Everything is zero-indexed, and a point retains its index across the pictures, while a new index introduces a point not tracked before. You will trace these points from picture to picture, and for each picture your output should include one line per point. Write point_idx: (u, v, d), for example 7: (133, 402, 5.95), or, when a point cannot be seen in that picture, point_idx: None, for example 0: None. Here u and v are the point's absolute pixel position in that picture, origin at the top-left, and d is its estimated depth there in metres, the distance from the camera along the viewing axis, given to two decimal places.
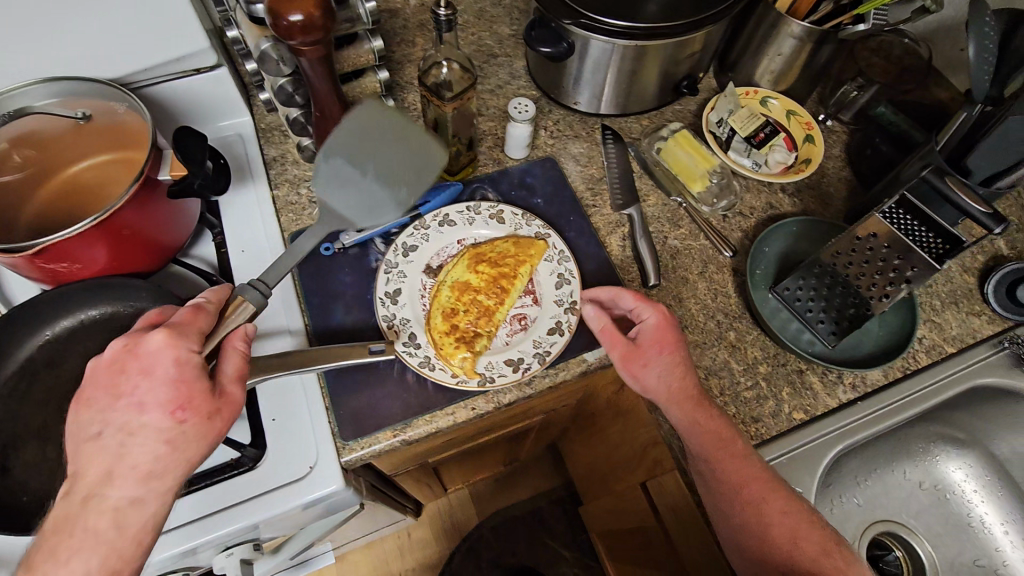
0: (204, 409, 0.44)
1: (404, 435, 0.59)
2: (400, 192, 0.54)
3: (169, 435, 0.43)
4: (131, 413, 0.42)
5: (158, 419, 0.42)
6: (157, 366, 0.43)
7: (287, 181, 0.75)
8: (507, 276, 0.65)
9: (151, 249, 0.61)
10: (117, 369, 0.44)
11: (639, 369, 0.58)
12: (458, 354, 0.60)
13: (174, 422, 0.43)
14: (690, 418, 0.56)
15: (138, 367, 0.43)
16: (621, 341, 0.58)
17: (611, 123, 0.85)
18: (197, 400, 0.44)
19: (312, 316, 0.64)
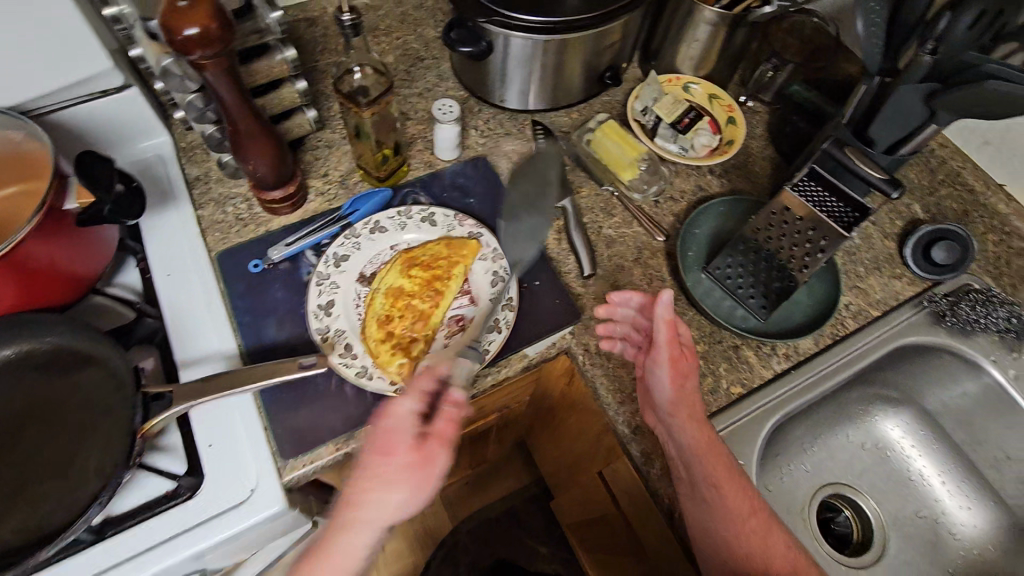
0: (414, 477, 0.49)
1: (347, 448, 0.58)
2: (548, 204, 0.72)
3: (378, 503, 0.48)
4: (362, 480, 0.49)
5: (375, 488, 0.48)
6: (387, 437, 0.49)
7: (212, 201, 0.73)
8: (440, 277, 0.65)
9: (64, 281, 0.58)
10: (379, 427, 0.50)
11: (679, 376, 0.58)
12: (396, 360, 0.60)
13: (384, 493, 0.48)
14: (698, 443, 0.56)
15: (376, 432, 0.50)
16: (675, 343, 0.58)
17: (541, 118, 0.85)
18: (406, 469, 0.48)
19: (245, 336, 0.63)
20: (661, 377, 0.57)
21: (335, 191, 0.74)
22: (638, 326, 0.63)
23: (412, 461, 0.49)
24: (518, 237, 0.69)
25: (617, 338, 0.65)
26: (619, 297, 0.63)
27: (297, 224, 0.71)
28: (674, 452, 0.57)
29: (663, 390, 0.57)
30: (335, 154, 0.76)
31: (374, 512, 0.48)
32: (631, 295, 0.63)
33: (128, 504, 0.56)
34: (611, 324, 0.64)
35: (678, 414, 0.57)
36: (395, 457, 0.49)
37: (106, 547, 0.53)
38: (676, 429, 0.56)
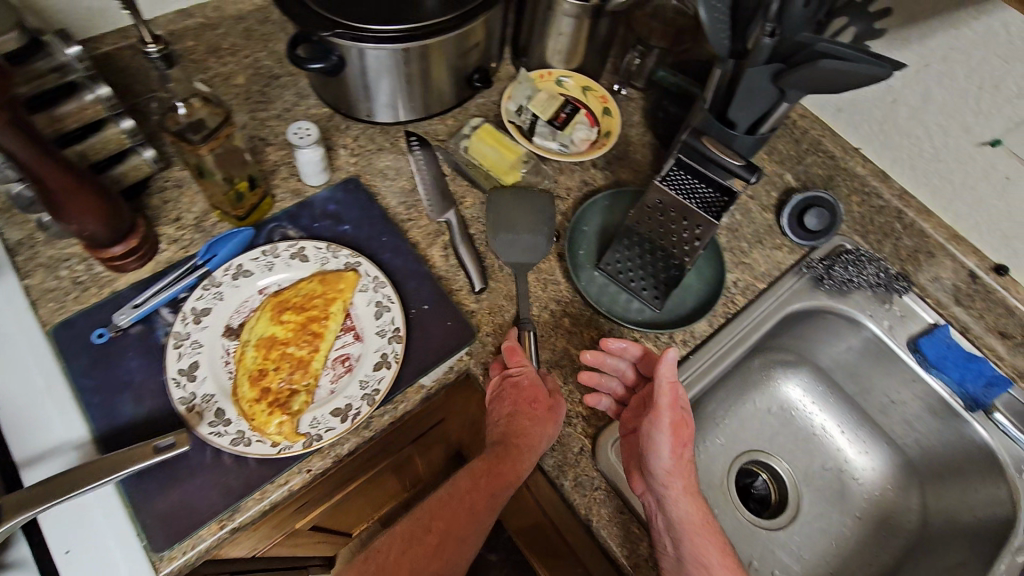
0: (552, 415, 0.58)
1: (233, 523, 0.52)
2: (542, 227, 0.70)
3: (535, 437, 0.56)
4: (521, 418, 0.56)
5: (533, 425, 0.57)
6: (528, 387, 0.58)
7: (41, 266, 0.63)
8: (317, 318, 0.59)
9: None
10: (509, 392, 0.58)
11: (678, 444, 0.55)
12: (274, 420, 0.54)
13: (540, 428, 0.57)
14: (688, 518, 0.53)
15: (510, 390, 0.58)
16: (677, 408, 0.56)
17: (415, 128, 0.81)
18: (548, 411, 0.58)
19: (96, 418, 0.55)
20: (661, 446, 0.54)
21: (190, 236, 0.67)
22: (630, 380, 0.63)
23: (549, 404, 0.58)
24: (515, 245, 0.69)
25: (604, 393, 0.63)
26: (617, 345, 0.63)
27: (148, 280, 0.63)
28: (666, 528, 0.54)
29: (660, 457, 0.54)
30: (187, 194, 0.69)
31: (538, 443, 0.56)
32: (627, 345, 0.63)
33: None
34: (598, 374, 0.63)
35: (673, 485, 0.54)
36: (537, 403, 0.57)
37: None
38: (671, 502, 0.54)
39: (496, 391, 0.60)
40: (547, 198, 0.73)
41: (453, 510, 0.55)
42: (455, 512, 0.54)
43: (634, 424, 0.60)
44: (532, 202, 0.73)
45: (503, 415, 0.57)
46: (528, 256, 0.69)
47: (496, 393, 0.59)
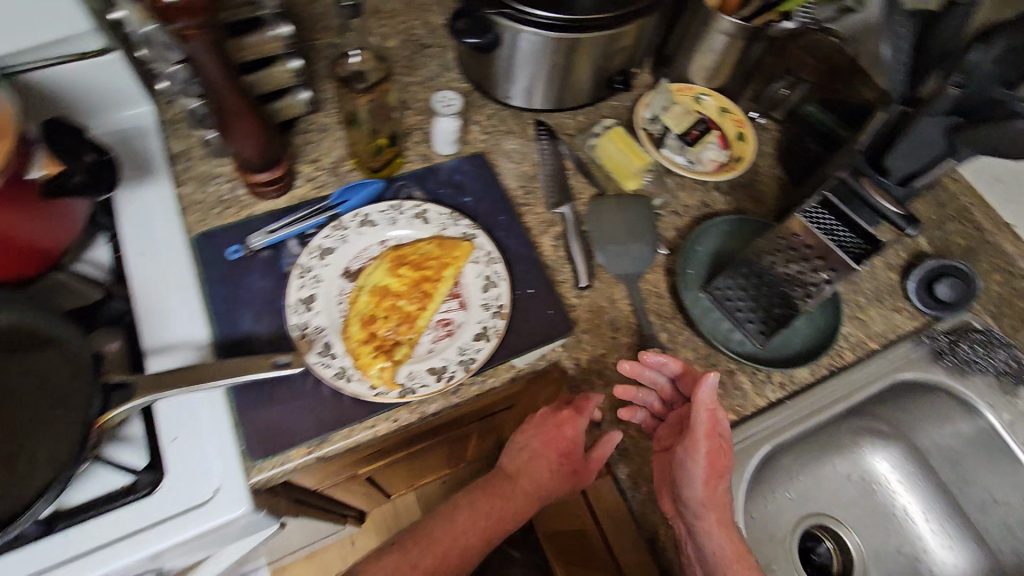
0: (572, 478, 0.63)
1: (319, 451, 0.55)
2: (644, 237, 0.71)
3: (549, 494, 0.64)
4: (540, 460, 0.63)
5: (553, 486, 0.63)
6: (570, 449, 0.62)
7: (194, 178, 0.69)
8: (430, 279, 0.61)
9: (13, 255, 0.55)
10: (553, 433, 0.62)
11: (713, 474, 0.55)
12: (376, 364, 0.56)
13: (557, 489, 0.63)
14: (722, 549, 0.54)
15: (553, 433, 0.62)
16: (713, 437, 0.56)
17: (546, 118, 0.82)
18: (574, 474, 0.63)
19: (218, 324, 0.59)
20: (692, 480, 0.54)
21: (324, 177, 0.71)
22: (666, 395, 0.62)
23: (578, 469, 0.62)
24: (624, 256, 0.69)
25: (639, 406, 0.62)
26: (655, 359, 0.61)
27: (282, 211, 0.67)
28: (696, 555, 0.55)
29: (692, 488, 0.54)
30: (328, 139, 0.73)
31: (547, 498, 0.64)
32: (666, 361, 0.61)
33: (80, 497, 0.52)
34: (634, 388, 0.62)
35: (705, 517, 0.54)
36: (567, 470, 0.63)
37: (58, 539, 0.50)
38: (704, 533, 0.55)
39: (540, 427, 0.64)
40: (647, 207, 0.74)
41: (449, 546, 0.62)
42: (449, 541, 0.62)
43: (668, 442, 0.61)
44: (635, 211, 0.73)
45: (533, 446, 0.65)
46: (635, 266, 0.69)
47: (538, 421, 0.65)
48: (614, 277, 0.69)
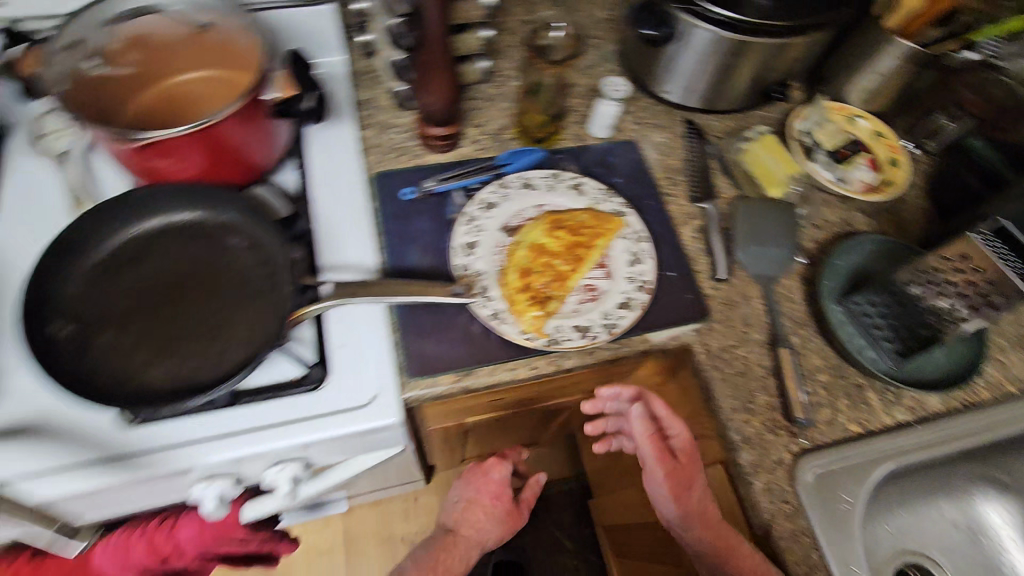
0: (513, 523, 0.78)
1: (465, 382, 0.60)
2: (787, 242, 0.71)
3: (486, 538, 0.76)
4: (475, 508, 0.76)
5: (486, 526, 0.76)
6: (496, 492, 0.77)
7: (375, 125, 0.76)
8: (583, 245, 0.65)
9: (233, 164, 0.63)
10: (479, 480, 0.78)
11: (680, 485, 0.61)
12: (530, 311, 0.61)
13: (490, 530, 0.76)
14: (716, 554, 0.57)
15: (477, 479, 0.78)
16: (661, 450, 0.62)
17: (696, 117, 0.84)
18: (508, 516, 0.77)
19: (388, 255, 0.65)
20: (666, 500, 0.61)
21: (487, 141, 0.76)
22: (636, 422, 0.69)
23: (512, 512, 0.78)
24: (764, 258, 0.70)
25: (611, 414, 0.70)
26: (609, 391, 0.66)
27: (448, 164, 0.73)
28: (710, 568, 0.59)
29: (669, 506, 0.61)
30: (493, 108, 0.79)
31: (482, 539, 0.76)
32: (618, 390, 0.65)
33: (259, 380, 0.58)
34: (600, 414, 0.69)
35: (691, 526, 0.59)
36: (501, 511, 0.77)
37: (239, 411, 0.57)
38: (693, 538, 0.59)
39: (468, 481, 0.79)
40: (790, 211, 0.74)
41: None
42: None
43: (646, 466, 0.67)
44: (779, 214, 0.74)
45: (463, 499, 0.78)
46: (775, 268, 0.70)
47: (467, 475, 0.79)
48: (752, 276, 0.70)
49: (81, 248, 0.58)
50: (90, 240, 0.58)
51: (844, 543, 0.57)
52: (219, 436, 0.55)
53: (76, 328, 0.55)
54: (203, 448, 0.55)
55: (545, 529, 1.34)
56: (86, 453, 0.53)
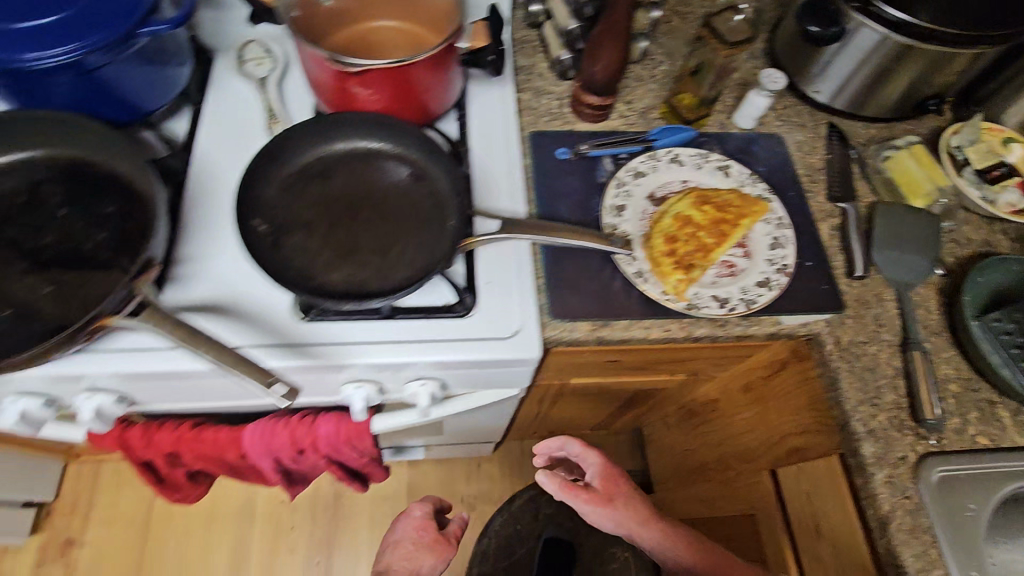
0: (441, 552, 0.94)
1: (601, 332, 0.64)
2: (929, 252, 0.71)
3: (420, 566, 0.92)
4: (414, 538, 0.96)
5: (415, 554, 0.93)
6: (426, 543, 0.95)
7: (531, 90, 0.80)
8: (728, 221, 0.66)
9: (412, 104, 0.69)
10: (417, 519, 0.98)
11: (608, 509, 0.78)
12: (675, 275, 0.64)
13: (420, 557, 0.93)
14: (656, 537, 0.78)
15: (414, 519, 0.98)
16: (575, 490, 0.78)
17: (839, 122, 0.84)
18: (433, 544, 0.94)
19: (539, 206, 0.69)
20: (608, 525, 0.80)
21: (634, 118, 0.79)
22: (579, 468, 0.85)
23: (436, 541, 0.95)
24: (904, 264, 0.71)
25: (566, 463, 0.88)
26: (541, 447, 0.85)
27: (598, 132, 0.76)
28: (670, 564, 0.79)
29: (613, 525, 0.79)
30: (641, 88, 0.82)
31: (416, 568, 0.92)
32: (547, 443, 0.84)
33: (414, 299, 0.64)
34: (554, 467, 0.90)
35: (641, 532, 0.79)
36: (425, 539, 0.95)
37: (396, 325, 0.62)
38: (641, 538, 0.79)
39: (394, 530, 0.98)
40: (934, 226, 0.73)
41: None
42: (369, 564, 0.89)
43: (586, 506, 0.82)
44: (922, 224, 0.73)
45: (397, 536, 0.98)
46: (911, 274, 0.70)
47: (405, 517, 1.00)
48: (887, 280, 0.71)
49: (278, 159, 0.64)
50: (286, 153, 0.65)
51: (971, 550, 0.57)
52: (378, 342, 0.61)
53: (269, 228, 0.62)
54: (365, 351, 0.60)
55: None
56: (266, 340, 0.59)
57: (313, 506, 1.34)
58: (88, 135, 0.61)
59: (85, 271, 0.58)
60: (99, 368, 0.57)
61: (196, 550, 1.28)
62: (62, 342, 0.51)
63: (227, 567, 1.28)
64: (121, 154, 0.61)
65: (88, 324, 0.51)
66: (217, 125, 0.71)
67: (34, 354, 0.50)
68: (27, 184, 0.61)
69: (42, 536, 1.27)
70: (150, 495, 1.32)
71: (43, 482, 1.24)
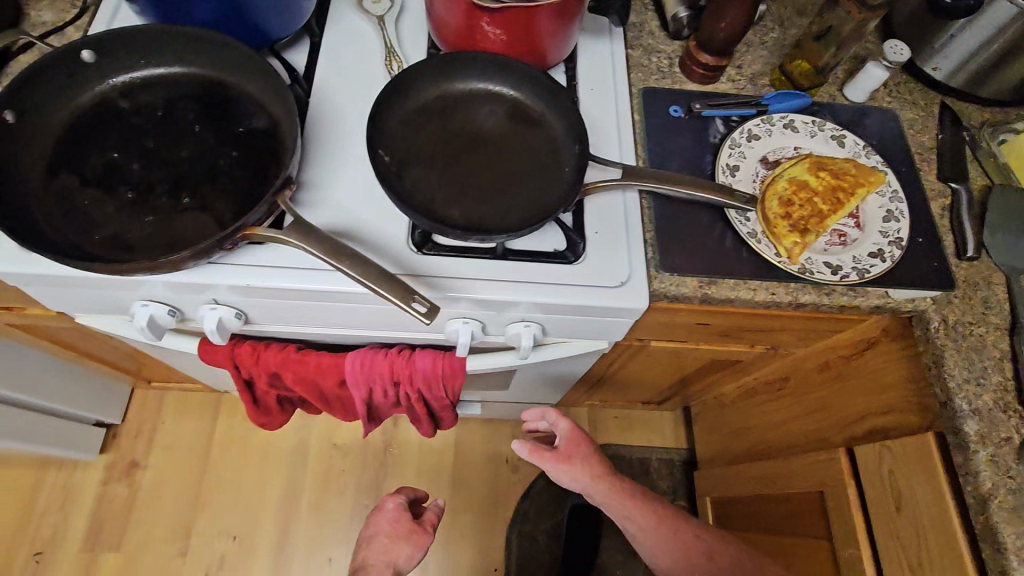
0: (419, 541, 0.98)
1: (708, 290, 0.64)
2: None
3: (397, 555, 0.95)
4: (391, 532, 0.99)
5: (392, 545, 0.96)
6: (403, 532, 0.99)
7: (641, 47, 0.78)
8: (844, 189, 0.66)
9: (532, 50, 0.68)
10: (393, 518, 1.01)
11: (564, 465, 0.82)
12: (790, 237, 0.63)
13: (397, 548, 0.96)
14: (604, 492, 0.81)
15: (386, 517, 1.02)
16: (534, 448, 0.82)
17: (953, 103, 0.80)
18: (410, 534, 0.99)
19: (650, 161, 0.69)
20: (568, 482, 0.83)
21: (744, 83, 0.77)
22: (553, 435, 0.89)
23: (412, 531, 0.99)
24: (1017, 249, 0.69)
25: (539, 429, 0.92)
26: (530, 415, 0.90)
27: (708, 94, 0.75)
28: (618, 518, 0.83)
29: (573, 484, 0.83)
30: (751, 55, 0.80)
31: (396, 556, 0.95)
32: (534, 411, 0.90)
33: (525, 243, 0.65)
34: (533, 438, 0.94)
35: (596, 490, 0.81)
36: (401, 529, 0.99)
37: (507, 265, 0.63)
38: (595, 495, 0.82)
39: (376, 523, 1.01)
40: None
41: None
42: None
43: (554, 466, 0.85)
44: None
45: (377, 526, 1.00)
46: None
47: (380, 511, 1.03)
48: (997, 264, 0.69)
49: (403, 93, 0.66)
50: (410, 89, 0.66)
51: None
52: (490, 280, 0.62)
53: (392, 159, 0.63)
54: (479, 287, 0.61)
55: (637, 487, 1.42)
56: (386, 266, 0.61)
57: (363, 453, 1.38)
58: (224, 55, 0.64)
59: (218, 186, 0.60)
60: (228, 279, 0.58)
61: (251, 484, 1.33)
62: (210, 247, 0.53)
63: (280, 502, 1.32)
64: (253, 78, 0.64)
65: (234, 232, 0.53)
66: (335, 58, 0.72)
67: (186, 255, 0.52)
68: (165, 101, 0.64)
69: (107, 457, 1.32)
70: (209, 428, 1.37)
71: (111, 405, 1.29)
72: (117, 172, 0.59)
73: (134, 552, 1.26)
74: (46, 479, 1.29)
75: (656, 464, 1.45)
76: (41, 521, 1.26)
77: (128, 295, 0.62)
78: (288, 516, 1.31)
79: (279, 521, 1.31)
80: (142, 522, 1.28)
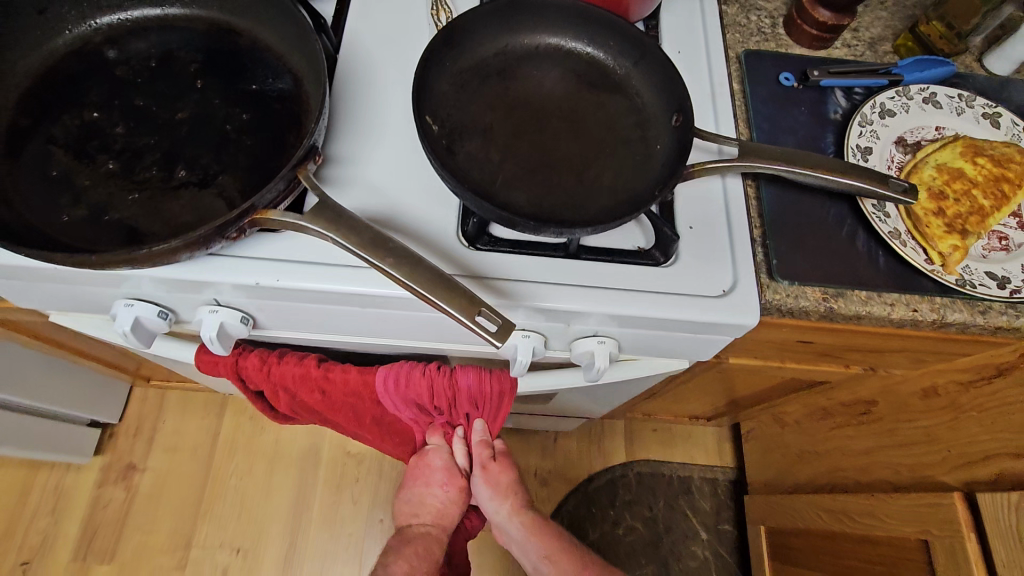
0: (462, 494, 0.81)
1: (833, 304, 0.50)
2: None
3: (449, 517, 0.81)
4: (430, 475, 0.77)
5: (435, 502, 0.80)
6: (454, 497, 0.80)
7: (737, 3, 0.64)
8: (1010, 180, 0.53)
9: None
10: (439, 473, 0.76)
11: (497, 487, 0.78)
12: (948, 240, 0.51)
13: (443, 506, 0.81)
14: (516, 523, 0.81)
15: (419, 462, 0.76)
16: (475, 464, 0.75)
17: None
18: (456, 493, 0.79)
19: (758, 139, 0.56)
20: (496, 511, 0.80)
21: (862, 49, 0.63)
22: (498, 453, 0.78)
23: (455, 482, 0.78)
24: None
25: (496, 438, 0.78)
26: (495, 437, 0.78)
27: (822, 61, 0.61)
28: (531, 554, 0.82)
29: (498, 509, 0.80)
30: (869, 15, 0.65)
31: (442, 508, 0.81)
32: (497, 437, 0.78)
33: (604, 239, 0.52)
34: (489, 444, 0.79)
35: (511, 518, 0.81)
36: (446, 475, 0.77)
37: (580, 266, 0.50)
38: (510, 525, 0.81)
39: (428, 483, 0.78)
40: None
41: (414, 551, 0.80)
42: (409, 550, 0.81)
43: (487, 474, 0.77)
44: None
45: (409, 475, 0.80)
46: None
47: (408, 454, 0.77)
48: None
49: (456, 46, 0.52)
50: (464, 40, 0.53)
51: None
52: (559, 284, 0.48)
53: (441, 128, 0.50)
54: (546, 292, 0.48)
55: (677, 508, 1.30)
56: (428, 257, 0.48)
57: (379, 462, 1.26)
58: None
59: (222, 155, 0.47)
60: (233, 275, 0.45)
61: (256, 493, 1.22)
62: (208, 236, 0.41)
63: (287, 514, 1.21)
64: (270, 21, 0.51)
65: (241, 216, 0.41)
66: (370, 6, 0.58)
67: (176, 244, 0.40)
68: (161, 50, 0.51)
69: (103, 458, 1.21)
70: (213, 431, 1.25)
71: (108, 404, 1.18)
72: (96, 136, 0.47)
73: (128, 564, 1.15)
74: (37, 480, 1.19)
75: (698, 484, 1.31)
76: (29, 526, 1.16)
77: (107, 292, 0.49)
78: (296, 530, 1.20)
79: (286, 535, 1.19)
80: (137, 532, 1.17)
